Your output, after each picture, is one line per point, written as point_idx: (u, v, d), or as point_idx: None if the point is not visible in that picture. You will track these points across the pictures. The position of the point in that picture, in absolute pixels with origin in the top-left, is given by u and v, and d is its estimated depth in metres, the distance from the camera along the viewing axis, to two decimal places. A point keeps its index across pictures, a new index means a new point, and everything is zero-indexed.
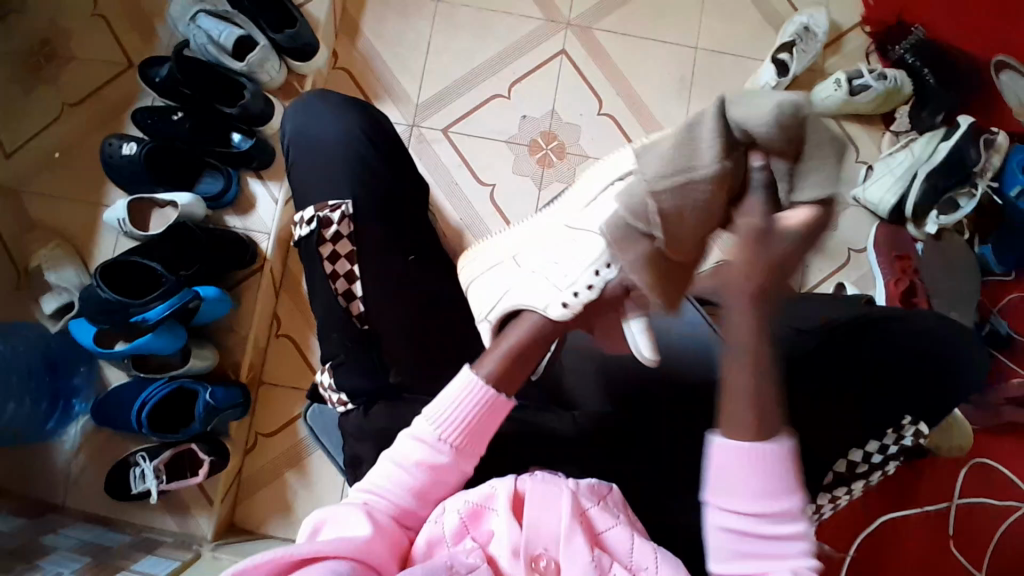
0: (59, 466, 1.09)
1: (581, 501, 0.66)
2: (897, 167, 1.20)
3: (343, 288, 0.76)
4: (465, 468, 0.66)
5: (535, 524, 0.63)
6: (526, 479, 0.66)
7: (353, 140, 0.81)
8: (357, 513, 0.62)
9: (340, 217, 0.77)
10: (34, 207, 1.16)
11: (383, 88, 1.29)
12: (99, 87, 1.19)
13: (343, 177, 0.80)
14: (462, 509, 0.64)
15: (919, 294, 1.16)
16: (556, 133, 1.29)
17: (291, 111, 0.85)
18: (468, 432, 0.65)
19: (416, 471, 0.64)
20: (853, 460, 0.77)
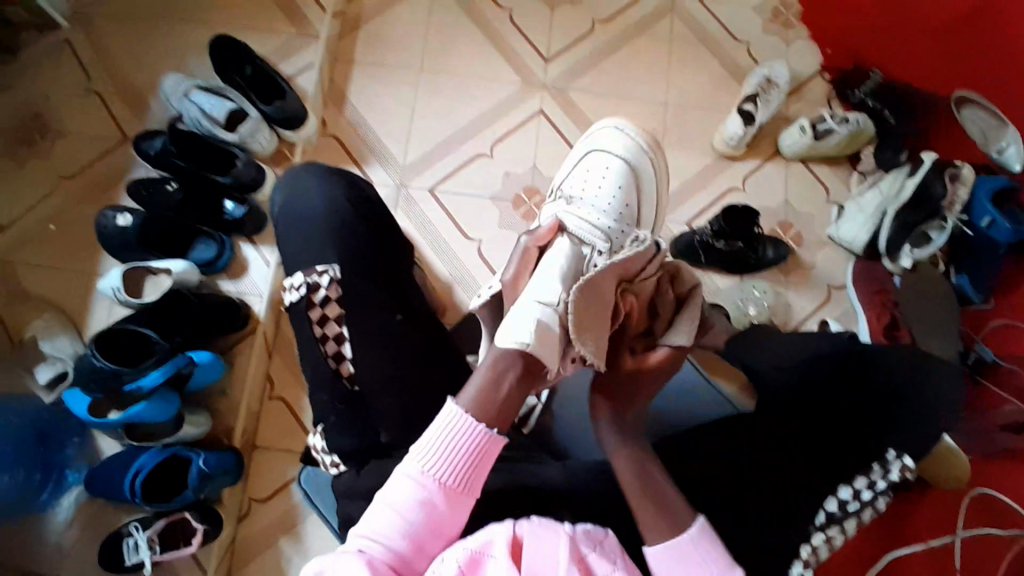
0: (46, 541, 1.06)
1: (578, 544, 0.68)
2: (868, 206, 1.25)
3: (333, 351, 0.77)
4: (459, 514, 0.68)
5: (534, 567, 0.65)
6: (523, 524, 0.69)
7: (338, 203, 0.83)
8: (352, 564, 0.62)
9: (327, 281, 0.78)
10: (27, 278, 1.17)
11: (369, 152, 1.34)
12: (92, 161, 1.23)
13: (324, 240, 0.81)
14: (462, 556, 0.65)
15: (901, 327, 1.19)
16: (538, 188, 1.34)
17: (279, 181, 0.88)
18: (461, 471, 0.68)
19: (413, 518, 0.66)
20: (842, 499, 0.81)
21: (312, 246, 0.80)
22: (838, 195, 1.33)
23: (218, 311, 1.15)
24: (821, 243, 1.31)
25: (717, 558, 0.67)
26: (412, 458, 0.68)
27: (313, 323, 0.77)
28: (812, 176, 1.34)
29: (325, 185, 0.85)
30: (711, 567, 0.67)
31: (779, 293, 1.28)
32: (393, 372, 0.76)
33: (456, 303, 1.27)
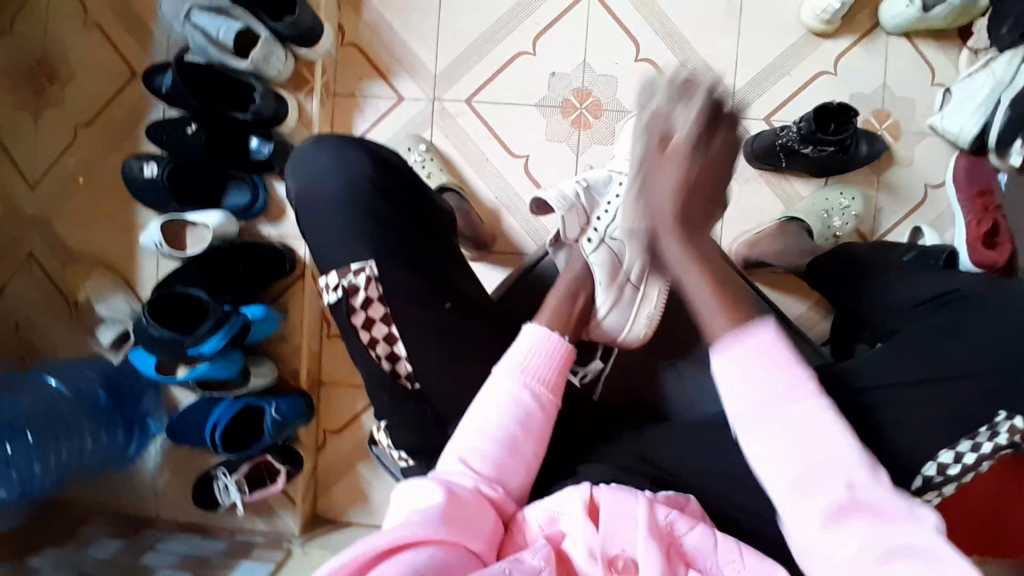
0: (146, 482, 1.19)
1: (660, 510, 0.64)
2: (978, 93, 1.06)
3: (385, 354, 0.72)
4: (550, 421, 0.69)
5: (609, 526, 0.61)
6: (602, 486, 0.65)
7: (367, 183, 0.72)
8: (436, 487, 0.61)
9: (365, 281, 0.70)
10: (72, 238, 1.17)
11: (397, 62, 1.19)
12: (105, 106, 1.16)
13: (354, 227, 0.71)
14: (543, 514, 0.65)
15: (1003, 235, 1.04)
16: (591, 90, 1.17)
17: (292, 158, 0.76)
18: (550, 375, 0.71)
19: (508, 422, 0.67)
20: (943, 463, 0.66)
21: (344, 233, 0.71)
22: (943, 77, 1.13)
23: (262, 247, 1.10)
24: (920, 134, 1.15)
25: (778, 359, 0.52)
26: (503, 369, 0.70)
27: (358, 329, 0.71)
28: (916, 54, 1.14)
29: (351, 164, 0.73)
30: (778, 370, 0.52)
31: (868, 198, 1.16)
32: (456, 363, 0.72)
33: (507, 231, 1.18)
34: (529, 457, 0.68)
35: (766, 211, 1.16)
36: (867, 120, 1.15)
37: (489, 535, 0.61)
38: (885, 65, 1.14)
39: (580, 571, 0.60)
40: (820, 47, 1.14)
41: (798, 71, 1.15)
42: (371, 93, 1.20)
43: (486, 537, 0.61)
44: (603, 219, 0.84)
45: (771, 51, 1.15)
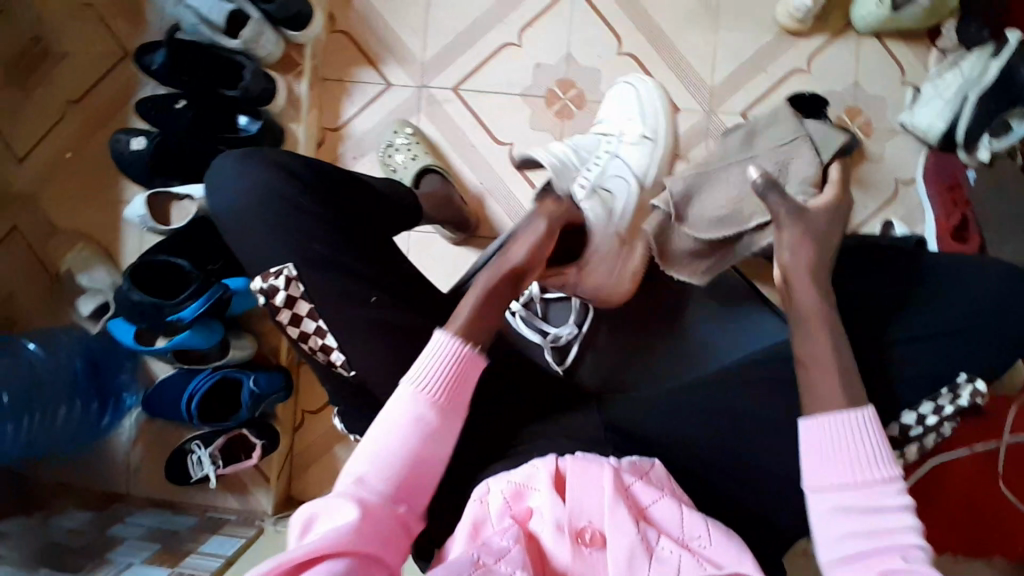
0: (120, 457, 1.18)
1: (624, 478, 0.65)
2: (946, 90, 1.10)
3: (318, 345, 0.74)
4: (450, 429, 0.69)
5: (577, 501, 0.63)
6: (566, 458, 0.66)
7: (272, 186, 0.75)
8: (347, 501, 0.62)
9: (284, 282, 0.72)
10: (56, 210, 1.18)
11: (385, 49, 1.22)
12: (94, 83, 1.18)
13: (273, 226, 0.74)
14: (505, 490, 0.65)
15: (971, 228, 1.08)
16: (574, 81, 1.21)
17: (213, 166, 0.80)
18: (448, 388, 0.69)
19: (403, 432, 0.66)
20: (905, 424, 0.74)
21: (270, 226, 0.74)
22: (914, 77, 1.17)
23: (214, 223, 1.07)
24: (892, 132, 1.18)
25: (856, 448, 0.63)
26: (402, 384, 0.69)
27: (288, 325, 0.73)
28: (887, 55, 1.18)
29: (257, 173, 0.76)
30: (871, 446, 0.63)
31: None
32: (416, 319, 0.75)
33: (489, 216, 1.20)
34: (431, 465, 0.67)
35: None
36: (840, 117, 1.19)
37: (396, 543, 0.62)
38: (856, 64, 1.18)
39: (549, 547, 0.61)
40: (795, 45, 1.19)
41: (773, 68, 1.19)
42: (359, 79, 1.23)
43: (393, 546, 0.61)
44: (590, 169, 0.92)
45: (748, 48, 1.19)
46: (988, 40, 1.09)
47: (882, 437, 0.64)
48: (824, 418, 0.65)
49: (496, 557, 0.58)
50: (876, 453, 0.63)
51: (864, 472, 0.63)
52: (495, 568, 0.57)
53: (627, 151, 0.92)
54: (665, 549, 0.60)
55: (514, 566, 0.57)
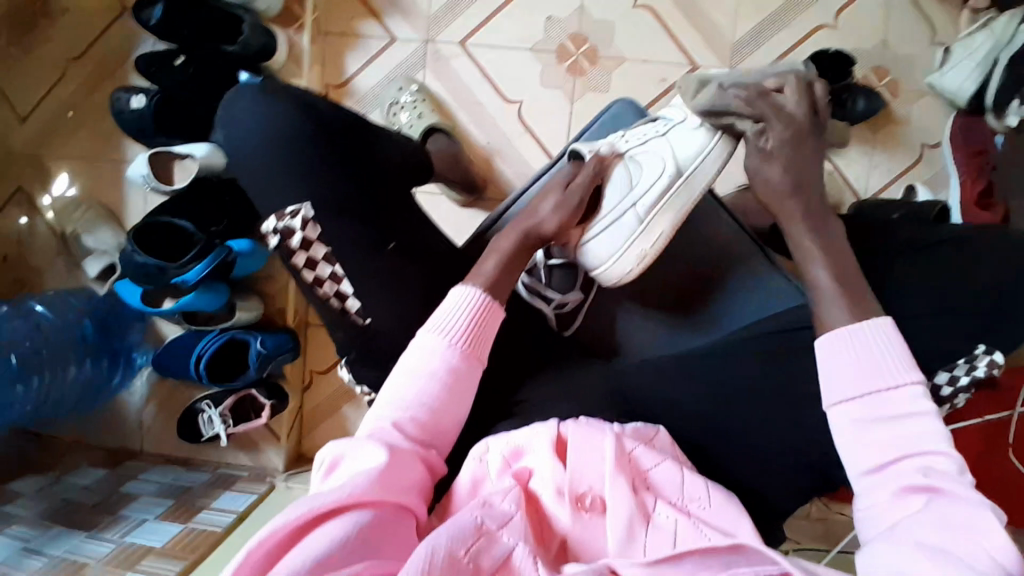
0: (132, 415, 1.21)
1: (626, 443, 0.65)
2: (978, 51, 1.02)
3: (332, 291, 0.72)
4: (475, 376, 0.69)
5: (579, 465, 0.62)
6: (570, 423, 0.65)
7: (293, 131, 0.70)
8: (376, 448, 0.61)
9: (301, 223, 0.70)
10: (59, 170, 1.17)
11: (391, 2, 1.17)
12: (93, 39, 1.15)
13: (292, 182, 0.70)
14: (505, 450, 0.65)
15: (996, 196, 1.03)
16: (587, 35, 1.15)
17: (224, 102, 0.74)
18: (475, 336, 0.69)
19: (432, 379, 0.67)
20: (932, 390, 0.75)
21: (290, 181, 0.70)
22: (946, 34, 1.11)
23: (234, 182, 1.08)
24: (920, 92, 1.12)
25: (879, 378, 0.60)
26: (426, 332, 0.69)
27: (301, 269, 0.71)
28: (920, 9, 1.11)
29: (276, 118, 0.70)
30: (890, 359, 0.60)
31: (864, 155, 1.14)
32: (419, 289, 0.73)
33: (498, 177, 1.18)
34: (456, 410, 0.67)
35: None
36: (866, 76, 1.13)
37: (420, 491, 0.61)
38: (887, 19, 1.12)
39: (550, 510, 0.61)
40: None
41: (798, 23, 1.12)
42: (363, 33, 1.18)
43: (418, 494, 0.61)
44: (633, 140, 0.81)
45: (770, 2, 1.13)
46: None
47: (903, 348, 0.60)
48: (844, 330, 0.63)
49: (499, 522, 0.57)
50: (897, 356, 0.60)
51: (882, 376, 0.59)
52: (497, 530, 0.56)
53: (677, 134, 0.80)
54: (662, 516, 0.60)
55: (515, 532, 0.57)
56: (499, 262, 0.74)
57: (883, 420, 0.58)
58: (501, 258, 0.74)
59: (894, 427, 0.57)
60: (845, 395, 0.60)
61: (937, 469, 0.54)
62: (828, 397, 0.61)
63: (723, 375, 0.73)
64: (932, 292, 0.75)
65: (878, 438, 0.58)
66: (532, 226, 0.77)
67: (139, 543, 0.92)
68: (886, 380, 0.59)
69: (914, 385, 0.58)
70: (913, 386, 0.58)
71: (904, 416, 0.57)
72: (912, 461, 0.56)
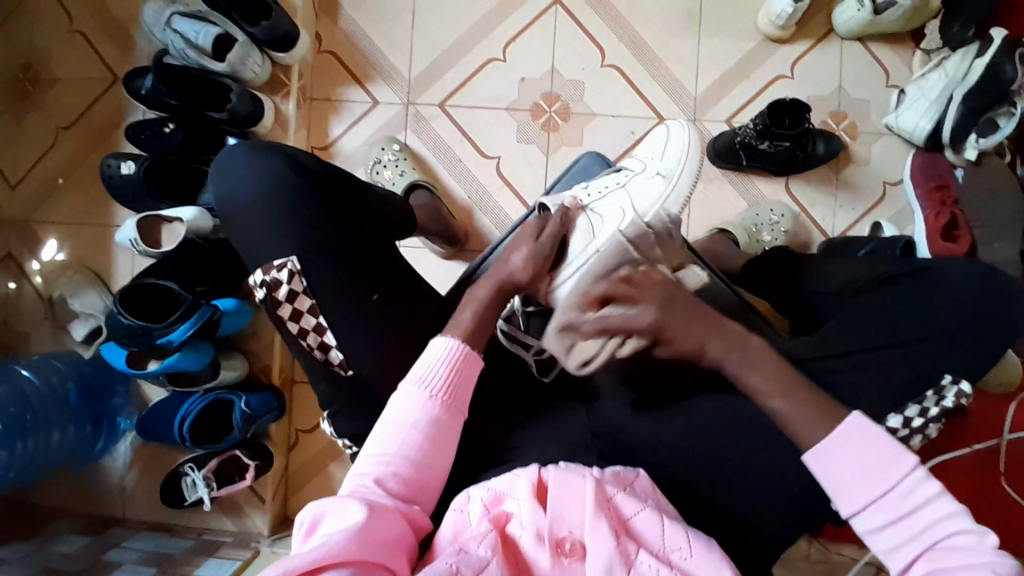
0: (115, 481, 1.19)
1: (606, 488, 0.64)
2: (932, 90, 1.10)
3: (315, 343, 0.71)
4: (455, 424, 0.69)
5: (558, 510, 0.62)
6: (550, 468, 0.65)
7: (272, 184, 0.72)
8: (356, 506, 0.61)
9: (287, 275, 0.69)
10: (49, 235, 1.19)
11: (373, 68, 1.24)
12: (86, 110, 1.20)
13: (280, 226, 0.70)
14: (485, 497, 0.64)
15: (960, 226, 1.07)
16: (559, 93, 1.21)
17: (213, 165, 0.77)
18: (454, 385, 0.70)
19: (411, 430, 0.67)
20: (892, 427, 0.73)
21: (268, 233, 0.71)
22: (898, 78, 1.18)
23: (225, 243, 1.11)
24: (878, 134, 1.18)
25: (876, 450, 0.59)
26: (406, 385, 0.69)
27: (287, 321, 0.70)
28: (870, 59, 1.18)
29: (257, 173, 0.73)
30: (875, 452, 0.59)
31: (829, 196, 1.18)
32: (401, 331, 0.73)
33: (478, 228, 1.21)
34: (437, 464, 0.67)
35: (730, 206, 1.19)
36: (824, 121, 1.19)
37: (401, 544, 0.60)
38: (840, 68, 1.19)
39: (529, 556, 0.60)
40: (778, 52, 1.19)
41: (757, 75, 1.19)
42: (347, 97, 1.24)
43: (401, 551, 0.60)
44: (593, 194, 0.88)
45: (730, 55, 1.20)
46: (973, 40, 1.08)
47: (884, 436, 0.60)
48: (833, 441, 0.61)
49: (475, 569, 0.56)
50: (884, 453, 0.59)
51: (885, 476, 0.58)
52: None
53: (635, 185, 0.89)
54: (644, 564, 0.59)
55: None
56: (475, 310, 0.75)
57: (898, 514, 0.58)
58: (477, 306, 0.75)
59: (907, 524, 0.57)
60: (857, 505, 0.59)
61: (959, 559, 0.55)
62: (844, 507, 0.60)
63: (703, 405, 0.73)
64: (903, 318, 0.77)
65: (897, 537, 0.58)
66: (507, 276, 0.78)
67: None
68: (887, 478, 0.58)
69: (916, 472, 0.58)
70: (915, 474, 0.58)
71: (917, 509, 0.57)
72: (929, 543, 0.57)
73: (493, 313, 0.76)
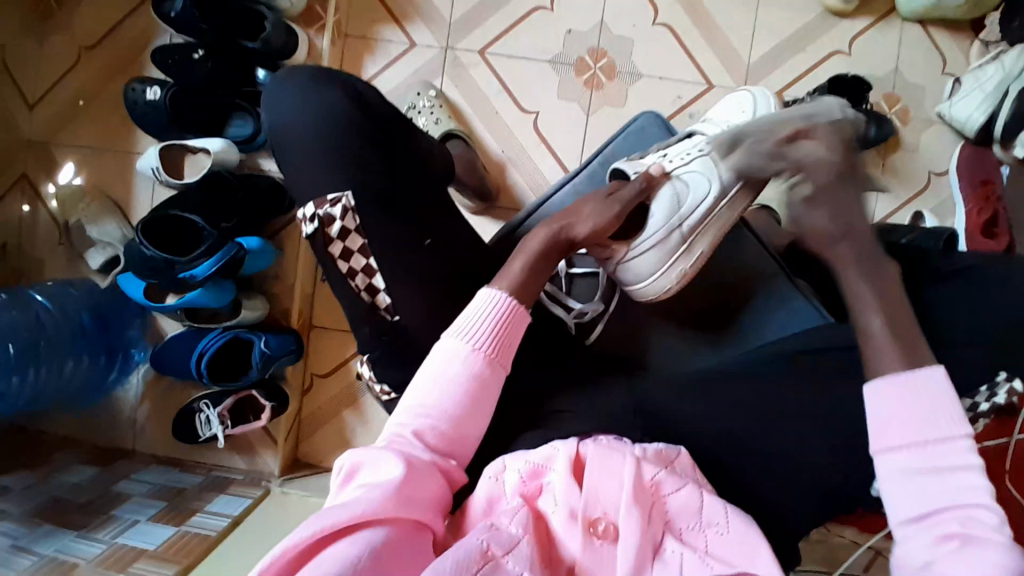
0: (126, 413, 1.19)
1: (646, 469, 0.63)
2: (987, 82, 1.06)
3: (364, 284, 0.69)
4: (498, 381, 0.67)
5: (593, 490, 0.61)
6: (587, 444, 0.65)
7: (332, 116, 0.69)
8: (394, 459, 0.60)
9: (342, 211, 0.68)
10: (66, 159, 1.15)
11: (412, 7, 1.18)
12: (110, 29, 1.14)
13: (333, 152, 0.69)
14: (522, 469, 0.64)
15: (1002, 225, 1.04)
16: (605, 50, 1.16)
17: (267, 90, 0.74)
18: (499, 341, 0.67)
19: (453, 385, 0.65)
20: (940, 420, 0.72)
21: (326, 169, 0.69)
22: (955, 66, 1.13)
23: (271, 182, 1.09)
24: (929, 121, 1.15)
25: (936, 396, 0.57)
26: (449, 337, 0.67)
27: (336, 259, 0.69)
28: (930, 41, 1.14)
29: (321, 106, 0.70)
30: (935, 407, 0.56)
31: (873, 180, 1.15)
32: (449, 287, 0.71)
33: (510, 186, 1.17)
34: (477, 420, 0.66)
35: None
36: (876, 103, 1.15)
37: (436, 502, 0.60)
38: (898, 49, 1.14)
39: (561, 535, 0.60)
40: (836, 26, 1.14)
41: (813, 48, 1.15)
42: (383, 37, 1.18)
43: (435, 508, 0.60)
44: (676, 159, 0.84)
45: (788, 25, 1.15)
46: None
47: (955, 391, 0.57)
48: (893, 381, 0.58)
49: (506, 549, 0.56)
50: (947, 411, 0.56)
51: (936, 424, 0.56)
52: (504, 557, 0.55)
53: None
54: (672, 550, 0.59)
55: (522, 558, 0.56)
56: (527, 261, 0.72)
57: (930, 469, 0.55)
58: (529, 258, 0.72)
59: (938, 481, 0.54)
60: (892, 444, 0.56)
61: (975, 532, 0.52)
62: (874, 444, 0.57)
63: (745, 389, 0.72)
64: (960, 317, 0.74)
65: (924, 490, 0.55)
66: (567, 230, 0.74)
67: (131, 545, 0.87)
68: (937, 430, 0.55)
69: (965, 439, 0.55)
70: (962, 440, 0.55)
71: (952, 477, 0.54)
72: (951, 512, 0.53)
73: (544, 269, 0.73)
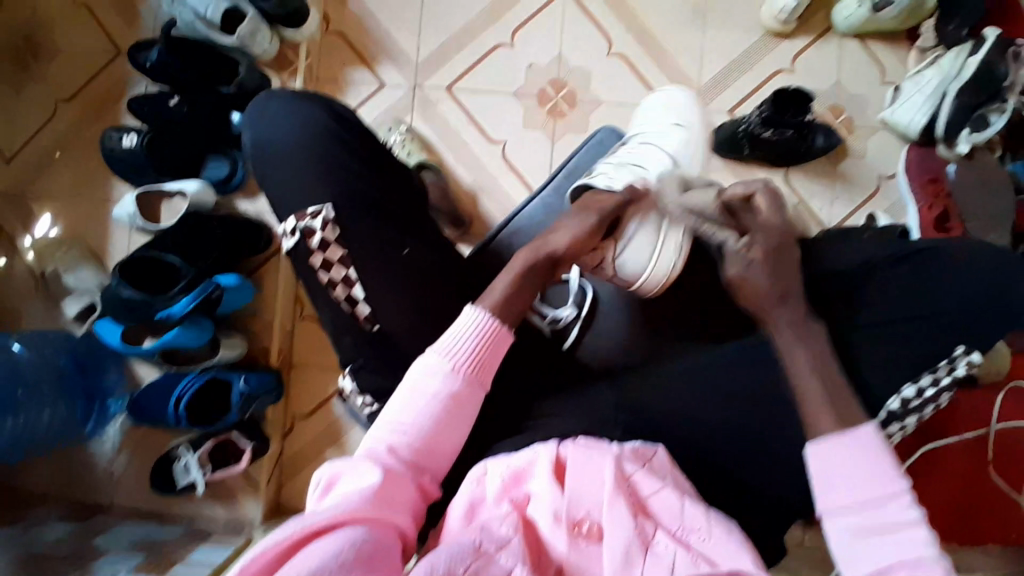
0: (102, 466, 1.15)
1: (626, 466, 0.64)
2: (926, 86, 1.14)
3: (344, 295, 0.71)
4: (476, 399, 0.68)
5: (577, 489, 0.61)
6: (569, 445, 0.65)
7: (309, 131, 0.72)
8: (371, 470, 0.60)
9: (322, 223, 0.69)
10: (43, 210, 1.16)
11: (381, 50, 1.24)
12: (85, 83, 1.18)
13: (310, 164, 0.71)
14: (505, 473, 0.63)
15: (953, 219, 1.10)
16: (566, 81, 1.23)
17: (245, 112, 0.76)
18: (478, 359, 0.68)
19: (432, 402, 0.66)
20: (906, 397, 0.71)
21: (304, 180, 0.71)
22: (894, 75, 1.22)
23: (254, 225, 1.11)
24: (873, 128, 1.22)
25: (878, 457, 0.62)
26: (431, 354, 0.68)
27: (317, 270, 0.70)
28: (867, 56, 1.23)
29: (298, 122, 0.73)
30: (877, 463, 0.62)
31: (827, 186, 1.22)
32: (429, 291, 0.72)
33: (482, 213, 1.21)
34: (454, 435, 0.66)
35: None
36: (823, 114, 1.23)
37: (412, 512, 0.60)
38: (838, 65, 1.23)
39: (547, 538, 0.59)
40: (778, 47, 1.23)
41: (759, 68, 1.23)
42: (354, 79, 1.24)
43: (411, 518, 0.59)
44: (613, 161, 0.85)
45: (735, 48, 1.23)
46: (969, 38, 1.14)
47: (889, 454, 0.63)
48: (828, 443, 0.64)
49: (496, 546, 0.55)
50: (885, 471, 0.62)
51: (878, 483, 0.62)
52: (495, 555, 0.54)
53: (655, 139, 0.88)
54: (662, 544, 0.59)
55: (514, 554, 0.55)
56: (511, 279, 0.72)
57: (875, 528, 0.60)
58: (513, 275, 0.72)
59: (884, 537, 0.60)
60: (841, 504, 0.62)
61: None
62: (823, 504, 0.63)
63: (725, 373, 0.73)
64: None
65: (874, 550, 0.60)
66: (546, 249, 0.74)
67: None
68: (880, 490, 0.61)
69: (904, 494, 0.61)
70: (901, 496, 0.61)
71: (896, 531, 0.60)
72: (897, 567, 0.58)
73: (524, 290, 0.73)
